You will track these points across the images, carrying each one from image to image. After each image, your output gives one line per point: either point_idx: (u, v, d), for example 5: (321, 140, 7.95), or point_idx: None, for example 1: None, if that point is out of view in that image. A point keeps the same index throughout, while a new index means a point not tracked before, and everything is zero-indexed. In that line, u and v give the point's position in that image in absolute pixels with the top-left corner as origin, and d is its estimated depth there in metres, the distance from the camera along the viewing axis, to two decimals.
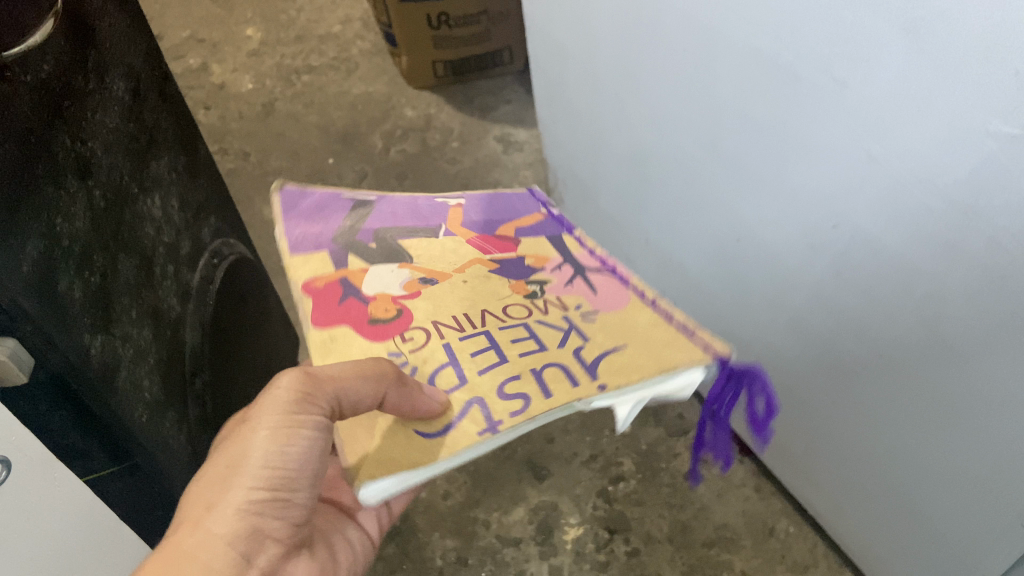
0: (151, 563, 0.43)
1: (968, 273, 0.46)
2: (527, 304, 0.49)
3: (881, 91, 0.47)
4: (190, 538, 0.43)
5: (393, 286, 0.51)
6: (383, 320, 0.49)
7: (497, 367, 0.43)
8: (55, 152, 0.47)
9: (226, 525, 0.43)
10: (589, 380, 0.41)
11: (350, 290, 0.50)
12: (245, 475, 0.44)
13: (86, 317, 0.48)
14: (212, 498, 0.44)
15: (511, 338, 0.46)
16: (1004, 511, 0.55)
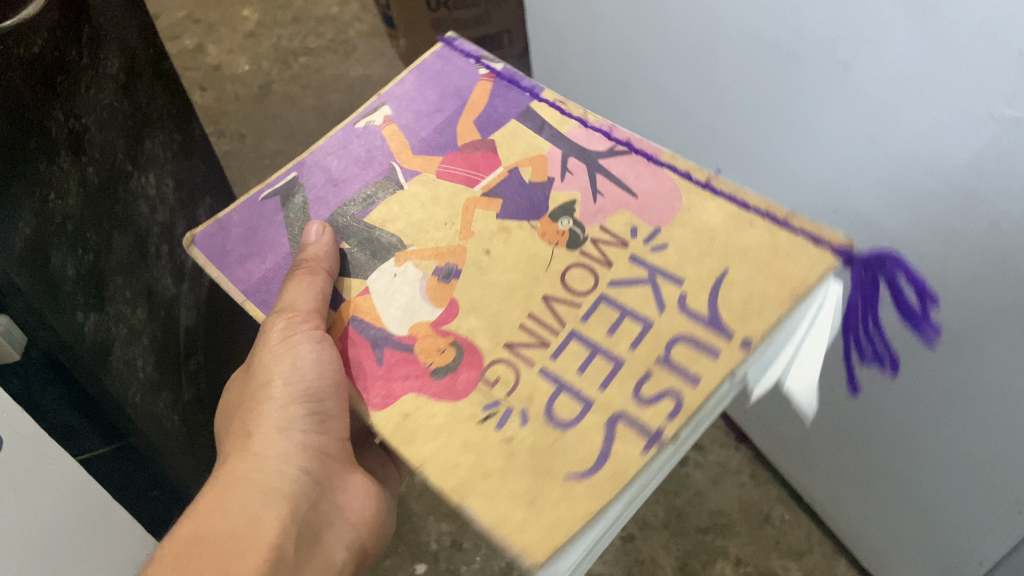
0: (209, 493, 0.45)
1: (968, 257, 0.46)
2: (591, 268, 0.46)
3: (884, 73, 0.46)
4: (241, 464, 0.46)
5: (414, 309, 0.46)
6: (439, 364, 0.44)
7: (597, 374, 0.42)
8: (47, 127, 0.47)
9: (276, 447, 0.46)
10: (727, 341, 0.42)
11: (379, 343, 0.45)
12: (274, 398, 0.47)
13: (79, 295, 0.47)
14: (252, 425, 0.47)
15: (608, 328, 0.44)
16: (1000, 497, 0.55)
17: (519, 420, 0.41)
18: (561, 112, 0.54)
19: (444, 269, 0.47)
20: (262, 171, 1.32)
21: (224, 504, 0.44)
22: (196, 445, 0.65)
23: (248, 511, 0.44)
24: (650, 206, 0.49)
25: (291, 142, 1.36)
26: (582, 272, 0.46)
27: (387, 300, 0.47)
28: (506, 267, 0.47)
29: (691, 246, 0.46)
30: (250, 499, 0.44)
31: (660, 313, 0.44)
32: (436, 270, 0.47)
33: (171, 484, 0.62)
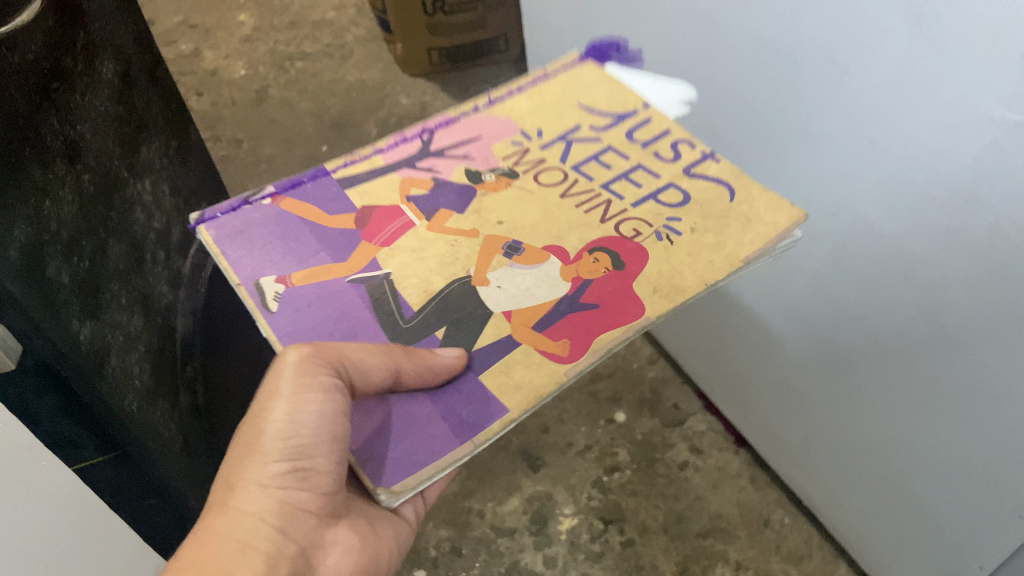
0: (188, 548, 0.43)
1: (968, 262, 0.46)
2: (560, 171, 0.54)
3: (883, 77, 0.46)
4: (220, 518, 0.43)
5: (541, 278, 0.48)
6: (609, 264, 0.48)
7: (654, 215, 0.50)
8: (42, 135, 0.46)
9: (256, 503, 0.43)
10: (641, 114, 0.58)
11: (562, 301, 0.46)
12: (263, 450, 0.43)
13: (74, 303, 0.47)
14: (235, 477, 0.43)
15: (607, 167, 0.54)
16: (1002, 501, 0.54)
17: (674, 230, 0.49)
18: (348, 163, 0.56)
19: (508, 244, 0.50)
20: (258, 176, 1.31)
21: (198, 560, 0.42)
22: (193, 453, 0.64)
23: (223, 568, 0.42)
24: (491, 123, 0.59)
25: (287, 147, 1.36)
26: (549, 174, 0.54)
27: (526, 297, 0.47)
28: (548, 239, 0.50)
29: (524, 105, 0.60)
30: (220, 559, 0.42)
31: (609, 131, 0.57)
32: (503, 255, 0.49)
33: (168, 493, 0.61)
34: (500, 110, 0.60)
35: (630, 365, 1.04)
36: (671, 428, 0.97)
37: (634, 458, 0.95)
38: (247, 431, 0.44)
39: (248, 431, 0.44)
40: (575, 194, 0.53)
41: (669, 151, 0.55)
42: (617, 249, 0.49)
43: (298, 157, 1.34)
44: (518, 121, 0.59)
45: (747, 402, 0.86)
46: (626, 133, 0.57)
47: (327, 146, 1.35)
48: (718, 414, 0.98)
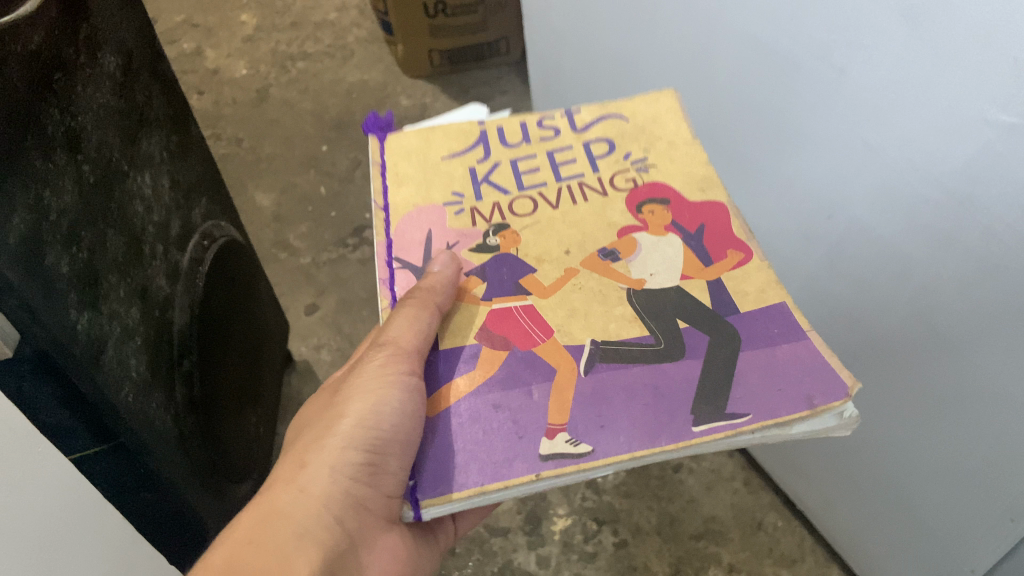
0: (246, 521, 0.42)
1: (962, 264, 0.46)
2: (534, 199, 0.50)
3: (878, 79, 0.46)
4: (286, 496, 0.43)
5: (661, 249, 0.47)
6: (659, 208, 0.49)
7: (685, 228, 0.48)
8: (43, 125, 0.47)
9: (322, 485, 0.43)
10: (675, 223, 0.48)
11: (693, 238, 0.47)
12: (339, 434, 0.44)
13: (73, 292, 0.47)
14: (308, 456, 0.44)
15: (563, 161, 0.52)
16: (993, 504, 0.55)
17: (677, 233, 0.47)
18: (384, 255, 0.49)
19: (612, 252, 0.47)
20: (258, 176, 1.32)
21: (256, 538, 0.41)
22: (188, 446, 0.64)
23: (280, 551, 0.40)
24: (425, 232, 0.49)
25: (287, 146, 1.37)
26: (625, 179, 0.50)
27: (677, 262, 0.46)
28: (656, 253, 0.47)
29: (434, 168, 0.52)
30: (285, 539, 0.41)
31: (590, 167, 0.52)
32: (615, 262, 0.46)
33: (162, 486, 0.62)
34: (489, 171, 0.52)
35: None
36: None
37: None
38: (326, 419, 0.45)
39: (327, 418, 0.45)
40: (615, 185, 0.50)
41: (567, 152, 0.52)
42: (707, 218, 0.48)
43: (298, 157, 1.35)
44: (495, 180, 0.51)
45: None
46: (589, 146, 0.53)
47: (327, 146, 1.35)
48: None
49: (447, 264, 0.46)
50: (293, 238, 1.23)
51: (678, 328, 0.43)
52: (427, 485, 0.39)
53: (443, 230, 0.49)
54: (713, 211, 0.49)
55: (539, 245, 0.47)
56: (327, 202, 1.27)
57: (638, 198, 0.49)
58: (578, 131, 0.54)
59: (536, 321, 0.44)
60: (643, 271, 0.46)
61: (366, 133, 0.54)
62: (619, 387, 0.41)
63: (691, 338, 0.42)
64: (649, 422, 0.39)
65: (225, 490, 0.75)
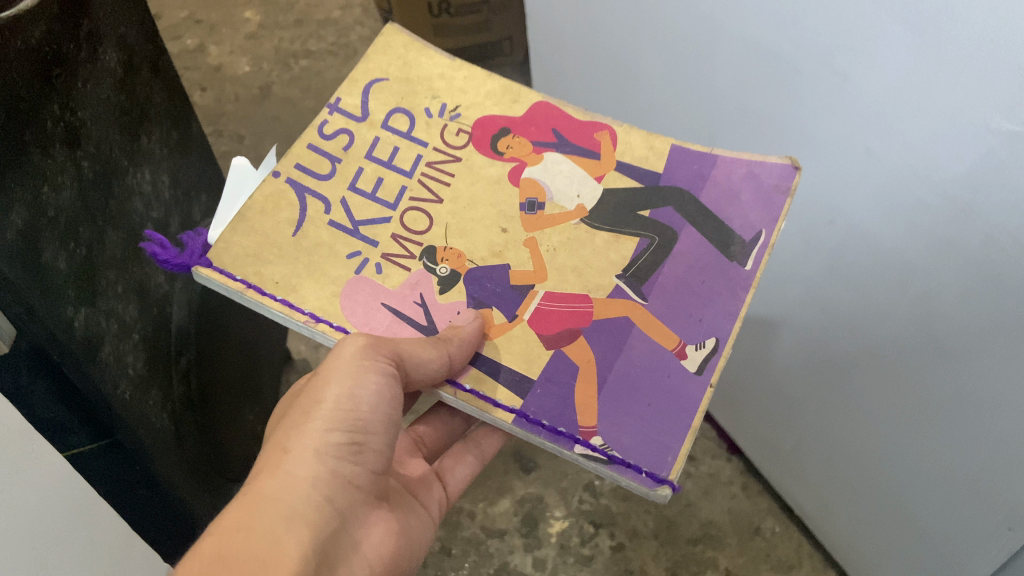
0: (232, 509, 0.40)
1: (963, 272, 0.46)
2: (425, 212, 0.49)
3: (882, 85, 0.46)
4: (271, 482, 0.41)
5: (554, 181, 0.51)
6: (509, 146, 0.53)
7: (560, 146, 0.53)
8: (42, 120, 0.46)
9: (309, 468, 0.42)
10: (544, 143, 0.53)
11: (557, 143, 0.53)
12: (321, 418, 0.43)
13: (69, 289, 0.47)
14: (290, 440, 0.43)
15: (387, 158, 0.51)
16: (992, 513, 0.54)
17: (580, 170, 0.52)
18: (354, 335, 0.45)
19: (530, 201, 0.50)
20: None
21: (244, 524, 0.39)
22: (184, 443, 0.64)
23: (269, 535, 0.39)
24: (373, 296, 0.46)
25: (289, 144, 1.36)
26: (455, 136, 0.53)
27: (579, 183, 0.51)
28: (561, 187, 0.51)
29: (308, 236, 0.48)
30: (270, 521, 0.40)
31: (422, 146, 0.52)
32: (540, 208, 0.50)
33: (158, 484, 0.61)
34: (351, 200, 0.49)
35: None
36: None
37: None
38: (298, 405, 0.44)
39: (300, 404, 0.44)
40: (443, 165, 0.51)
41: (384, 155, 0.52)
42: (537, 117, 0.54)
43: None
44: (362, 206, 0.49)
45: (741, 409, 0.85)
46: (418, 147, 0.52)
47: None
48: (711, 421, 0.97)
49: (469, 318, 0.46)
50: None
51: (648, 219, 0.50)
52: (656, 462, 0.42)
53: (389, 295, 0.46)
54: (543, 113, 0.54)
55: (473, 241, 0.49)
56: None
57: (485, 142, 0.53)
58: (364, 119, 0.53)
59: (564, 297, 0.47)
60: (570, 202, 0.51)
61: (203, 277, 0.46)
62: (676, 293, 0.47)
63: (663, 216, 0.50)
64: (719, 286, 0.48)
65: (221, 488, 0.75)
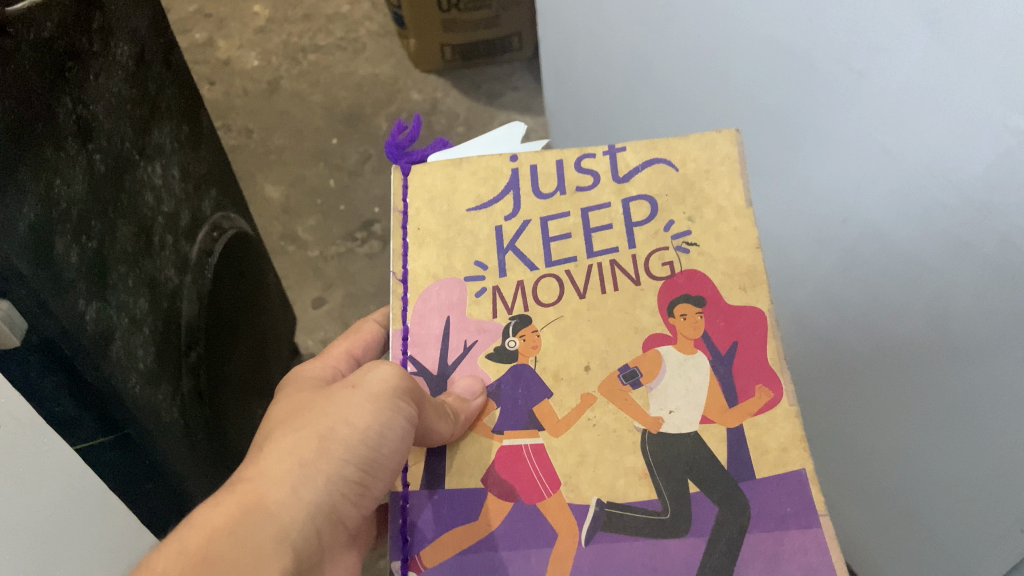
0: (226, 505, 0.39)
1: (978, 272, 0.46)
2: (561, 280, 0.47)
3: (899, 83, 0.46)
4: (274, 489, 0.40)
5: (681, 375, 0.44)
6: (690, 301, 0.45)
7: (721, 340, 0.44)
8: (55, 113, 0.46)
9: (315, 491, 0.41)
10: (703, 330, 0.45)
11: (716, 350, 0.44)
12: (343, 443, 0.42)
13: (81, 282, 0.47)
14: (305, 454, 0.42)
15: (591, 229, 0.48)
16: (1001, 517, 0.54)
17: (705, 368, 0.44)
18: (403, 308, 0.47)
19: (629, 372, 0.44)
20: (268, 167, 1.32)
21: (235, 527, 0.38)
22: (193, 437, 0.64)
23: (257, 550, 0.38)
24: (438, 309, 0.47)
25: (297, 139, 1.37)
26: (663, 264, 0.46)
27: (692, 391, 0.44)
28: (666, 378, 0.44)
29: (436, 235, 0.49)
30: (266, 533, 0.39)
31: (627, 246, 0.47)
32: (631, 387, 0.44)
33: (167, 477, 0.61)
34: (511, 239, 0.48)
35: None
36: None
37: None
38: (322, 412, 0.44)
39: (325, 413, 0.43)
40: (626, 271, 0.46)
41: (596, 224, 0.48)
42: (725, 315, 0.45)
43: (308, 149, 1.35)
44: (523, 254, 0.47)
45: None
46: (622, 246, 0.47)
47: (337, 139, 1.35)
48: None
49: (471, 391, 0.45)
50: (301, 231, 1.23)
51: (686, 492, 0.41)
52: None
53: (461, 317, 0.47)
54: (750, 321, 0.44)
55: (558, 355, 0.45)
56: (336, 194, 1.27)
57: (672, 291, 0.46)
58: (618, 183, 0.48)
59: (546, 468, 0.43)
60: (666, 403, 0.44)
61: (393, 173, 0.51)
62: (620, 567, 0.41)
63: (698, 505, 0.41)
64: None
65: None
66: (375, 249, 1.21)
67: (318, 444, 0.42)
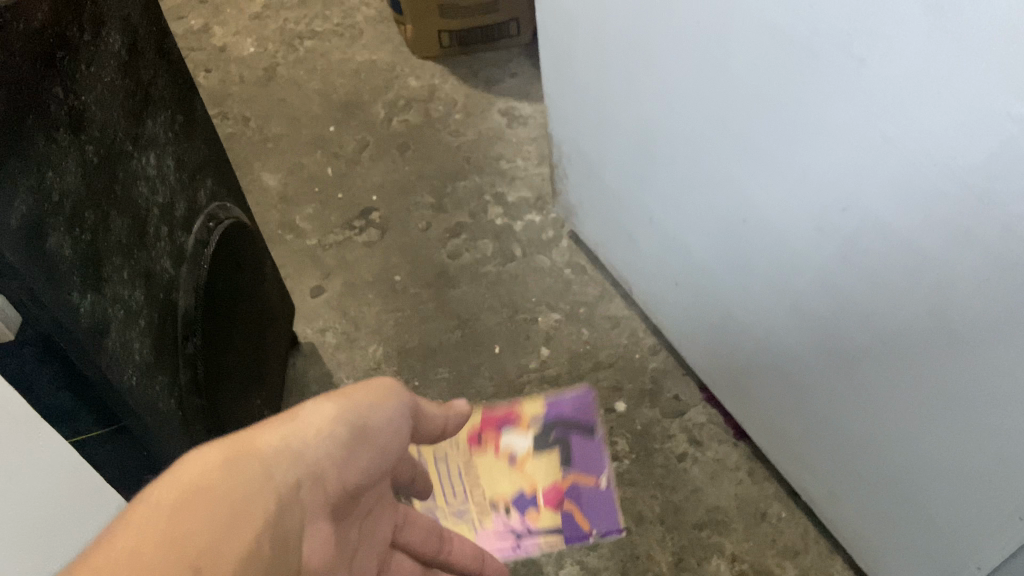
0: (187, 483, 0.41)
1: (979, 261, 0.46)
2: None
3: (899, 71, 0.45)
4: (229, 475, 0.42)
5: None
6: None
7: None
8: (46, 104, 0.46)
9: (274, 487, 0.43)
10: None
11: None
12: (309, 445, 0.46)
13: (75, 275, 0.47)
14: (274, 451, 0.44)
15: None
16: (1001, 503, 0.54)
17: None
18: None
19: None
20: (265, 155, 1.32)
21: (188, 504, 0.40)
22: (191, 429, 0.64)
23: (203, 530, 0.39)
24: None
25: (294, 126, 1.36)
26: None
27: None
28: None
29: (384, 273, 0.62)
30: (239, 491, 0.42)
31: None
32: None
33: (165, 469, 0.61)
34: None
35: (631, 356, 1.03)
36: (671, 419, 0.97)
37: (633, 448, 0.94)
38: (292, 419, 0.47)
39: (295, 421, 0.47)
40: None
41: None
42: None
43: (305, 137, 1.34)
44: None
45: (748, 395, 0.85)
46: None
47: (334, 126, 1.34)
48: (718, 406, 0.97)
49: None
50: (300, 219, 1.22)
51: None
52: None
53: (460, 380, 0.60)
54: None
55: None
56: (333, 182, 1.27)
57: None
58: None
59: None
60: None
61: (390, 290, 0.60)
62: None
63: None
64: None
65: None
66: (374, 237, 1.19)
67: (292, 424, 0.46)
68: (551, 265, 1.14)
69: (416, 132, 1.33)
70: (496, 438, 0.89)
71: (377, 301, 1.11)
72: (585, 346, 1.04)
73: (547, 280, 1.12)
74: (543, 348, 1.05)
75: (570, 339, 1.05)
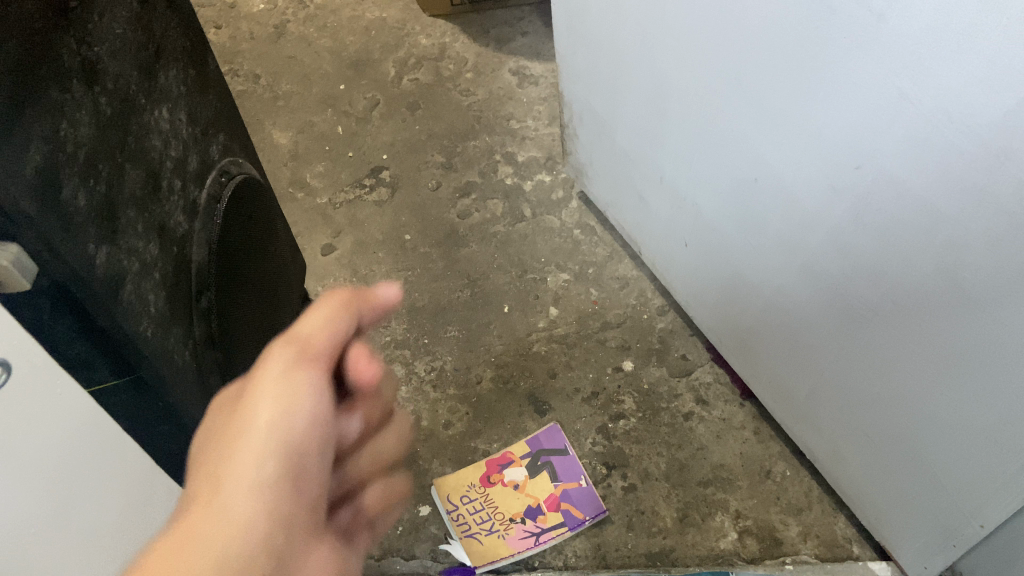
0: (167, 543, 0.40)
1: (993, 219, 0.46)
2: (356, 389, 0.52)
3: (918, 25, 0.45)
4: (210, 521, 0.41)
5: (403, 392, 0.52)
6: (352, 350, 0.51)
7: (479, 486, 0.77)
8: (60, 54, 0.46)
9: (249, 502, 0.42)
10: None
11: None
12: (266, 440, 0.44)
13: (92, 225, 0.48)
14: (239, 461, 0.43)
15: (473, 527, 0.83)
16: (1007, 462, 0.55)
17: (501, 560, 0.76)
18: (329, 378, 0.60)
19: None
20: (275, 113, 1.31)
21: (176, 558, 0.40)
22: (206, 382, 0.65)
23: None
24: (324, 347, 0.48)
25: (304, 84, 1.35)
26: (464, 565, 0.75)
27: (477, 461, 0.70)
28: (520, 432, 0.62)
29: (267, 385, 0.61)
30: (237, 517, 0.42)
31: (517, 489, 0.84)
32: None
33: (180, 421, 0.63)
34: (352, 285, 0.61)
35: (640, 316, 1.03)
36: (677, 379, 0.97)
37: (639, 406, 0.95)
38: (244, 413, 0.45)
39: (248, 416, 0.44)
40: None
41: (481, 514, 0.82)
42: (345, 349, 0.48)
43: (315, 95, 1.34)
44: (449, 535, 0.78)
45: (756, 356, 0.86)
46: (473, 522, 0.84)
47: (344, 84, 1.34)
48: (725, 366, 0.98)
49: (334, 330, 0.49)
50: (310, 178, 1.22)
51: None
52: None
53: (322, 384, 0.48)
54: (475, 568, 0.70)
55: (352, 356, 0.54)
56: (343, 141, 1.27)
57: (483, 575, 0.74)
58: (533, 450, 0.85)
59: None
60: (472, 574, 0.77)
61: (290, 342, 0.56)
62: None
63: None
64: None
65: None
66: (384, 196, 1.19)
67: (259, 422, 0.44)
68: (561, 225, 1.14)
69: (426, 90, 1.32)
70: (500, 477, 0.89)
71: (387, 259, 1.12)
72: (593, 305, 1.05)
73: (557, 240, 1.12)
74: (552, 308, 1.05)
75: (579, 299, 1.05)
